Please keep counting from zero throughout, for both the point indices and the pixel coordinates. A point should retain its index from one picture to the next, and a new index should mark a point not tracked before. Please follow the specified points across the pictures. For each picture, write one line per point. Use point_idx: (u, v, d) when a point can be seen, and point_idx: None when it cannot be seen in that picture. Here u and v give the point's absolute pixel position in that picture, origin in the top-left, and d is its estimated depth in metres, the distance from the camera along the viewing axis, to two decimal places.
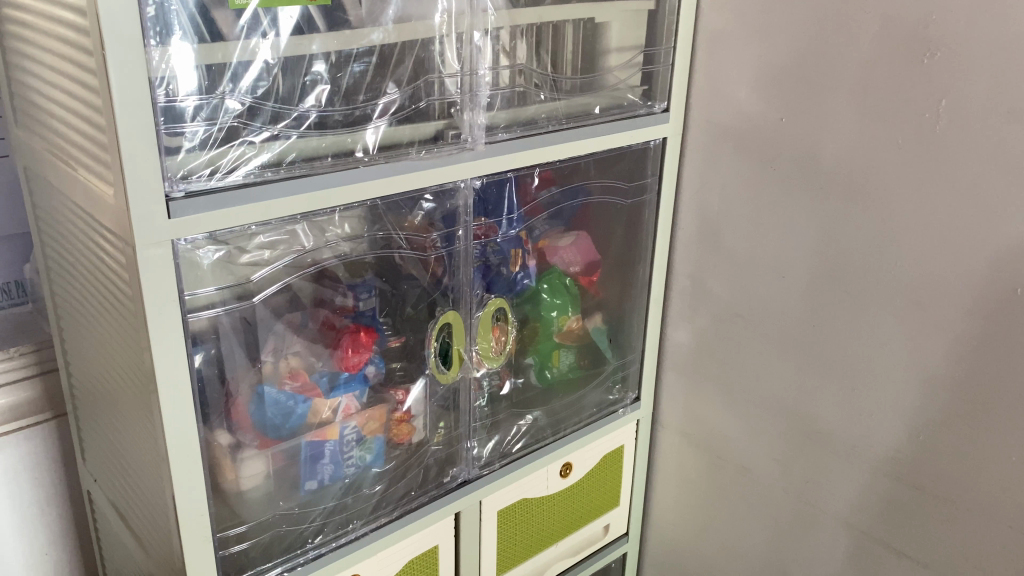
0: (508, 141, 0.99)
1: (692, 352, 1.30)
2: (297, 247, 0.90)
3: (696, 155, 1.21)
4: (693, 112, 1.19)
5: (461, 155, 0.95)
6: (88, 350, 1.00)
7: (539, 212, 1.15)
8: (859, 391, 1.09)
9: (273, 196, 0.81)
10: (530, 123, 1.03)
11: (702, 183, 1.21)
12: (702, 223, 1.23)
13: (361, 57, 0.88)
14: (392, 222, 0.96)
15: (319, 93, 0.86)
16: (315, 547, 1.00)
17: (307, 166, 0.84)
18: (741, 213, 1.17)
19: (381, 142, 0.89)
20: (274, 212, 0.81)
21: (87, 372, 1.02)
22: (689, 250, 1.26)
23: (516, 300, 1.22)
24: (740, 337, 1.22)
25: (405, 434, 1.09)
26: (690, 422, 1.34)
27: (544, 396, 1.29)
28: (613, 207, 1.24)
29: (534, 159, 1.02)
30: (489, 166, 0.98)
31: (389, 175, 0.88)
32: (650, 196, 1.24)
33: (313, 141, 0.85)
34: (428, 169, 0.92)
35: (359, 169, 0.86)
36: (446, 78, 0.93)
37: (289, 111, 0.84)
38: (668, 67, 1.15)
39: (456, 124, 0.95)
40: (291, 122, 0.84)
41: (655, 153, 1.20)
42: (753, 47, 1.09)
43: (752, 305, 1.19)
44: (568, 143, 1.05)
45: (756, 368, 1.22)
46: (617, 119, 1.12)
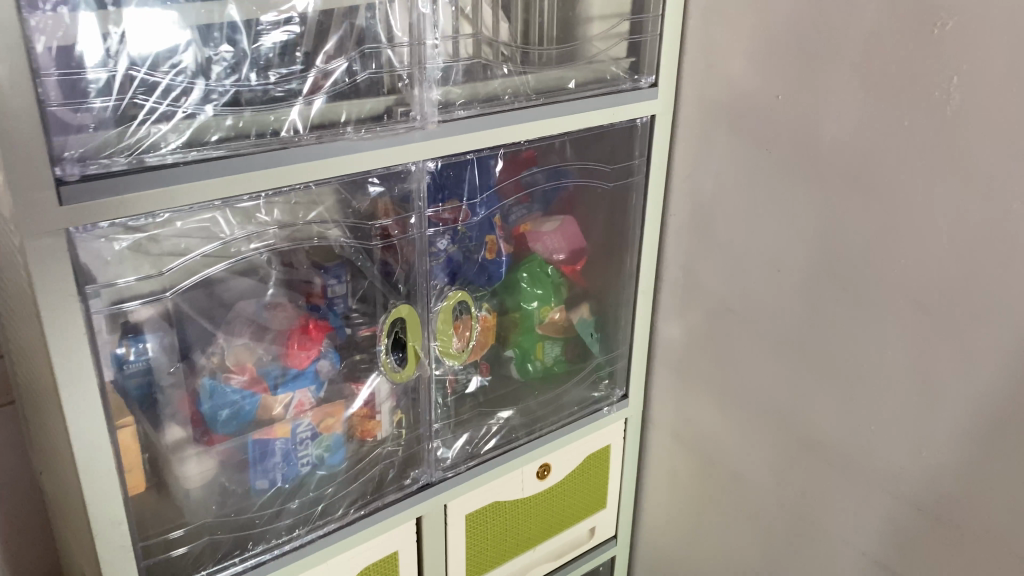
0: (465, 119, 0.90)
1: (684, 349, 1.21)
2: (213, 237, 0.82)
3: (688, 135, 1.10)
4: (684, 87, 1.08)
5: (410, 134, 0.86)
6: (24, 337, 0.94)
7: (518, 191, 1.07)
8: (856, 399, 0.99)
9: (185, 179, 0.73)
10: (492, 99, 0.94)
11: (694, 165, 1.11)
12: (695, 209, 1.13)
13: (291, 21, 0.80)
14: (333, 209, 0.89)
15: (232, 65, 0.78)
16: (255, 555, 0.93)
17: (223, 147, 0.76)
18: (735, 199, 1.07)
19: (311, 120, 0.81)
20: (184, 198, 0.73)
21: (22, 363, 0.96)
22: (680, 238, 1.16)
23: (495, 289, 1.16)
24: (733, 334, 1.12)
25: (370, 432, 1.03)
26: (682, 422, 1.24)
27: (519, 394, 1.20)
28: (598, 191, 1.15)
29: (496, 140, 0.93)
30: (440, 145, 0.88)
31: (322, 156, 0.80)
32: (638, 179, 1.13)
33: (231, 119, 0.77)
34: (368, 150, 0.83)
35: (285, 149, 0.78)
36: (393, 49, 0.85)
37: (199, 85, 0.76)
38: (655, 37, 1.04)
39: (402, 99, 0.86)
40: (203, 98, 0.76)
41: (642, 133, 1.10)
42: (746, 15, 0.97)
43: (745, 300, 1.09)
44: (535, 123, 0.95)
45: (749, 369, 1.12)
46: (595, 95, 1.02)
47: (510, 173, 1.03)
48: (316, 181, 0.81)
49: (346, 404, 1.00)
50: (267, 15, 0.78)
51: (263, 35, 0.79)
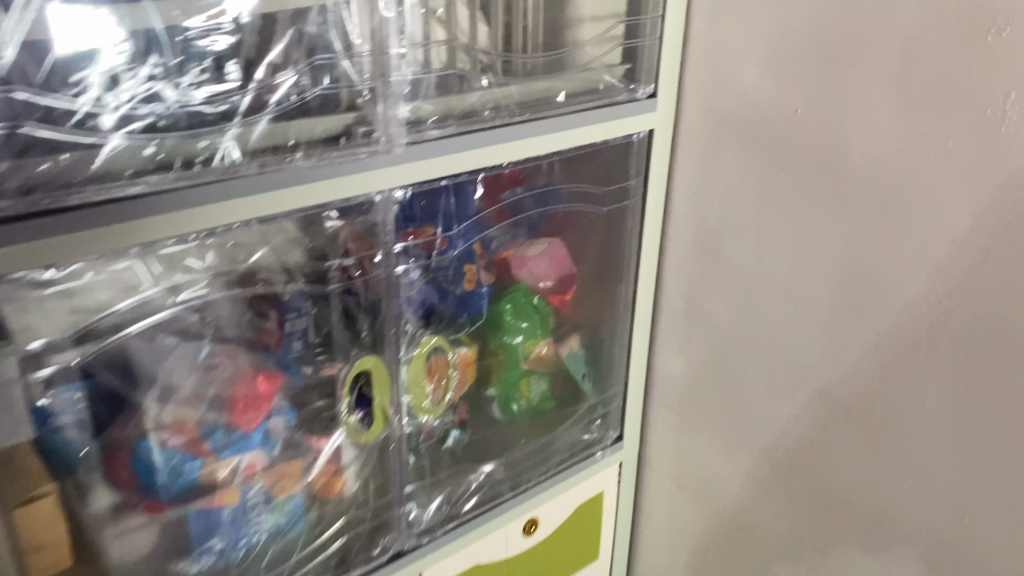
0: (439, 140, 0.76)
1: (685, 387, 1.09)
2: (134, 289, 0.69)
3: (690, 152, 0.98)
4: (687, 98, 0.96)
5: (374, 158, 0.72)
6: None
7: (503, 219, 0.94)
8: (886, 452, 0.87)
9: (92, 221, 0.58)
10: (469, 114, 0.80)
11: (697, 185, 0.98)
12: (697, 234, 1.00)
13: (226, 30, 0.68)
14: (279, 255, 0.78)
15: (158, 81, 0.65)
16: None
17: (142, 181, 0.61)
18: (744, 224, 0.94)
19: (252, 147, 0.67)
20: (93, 248, 0.59)
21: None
22: (681, 266, 1.04)
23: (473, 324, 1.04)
24: (742, 373, 1.00)
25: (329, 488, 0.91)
26: (683, 466, 1.12)
27: (501, 442, 1.08)
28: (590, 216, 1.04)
29: (475, 162, 0.79)
30: (407, 169, 0.75)
31: (267, 185, 0.66)
32: (634, 202, 1.01)
33: (152, 147, 0.64)
34: (322, 178, 0.69)
35: (221, 182, 0.63)
36: (352, 60, 0.72)
37: (111, 107, 0.63)
38: (654, 41, 0.91)
39: (364, 117, 0.73)
40: (115, 122, 0.63)
41: (639, 149, 0.98)
42: (760, 16, 0.85)
43: (757, 337, 0.97)
44: (519, 142, 0.82)
45: (760, 412, 1.00)
46: (587, 107, 0.89)
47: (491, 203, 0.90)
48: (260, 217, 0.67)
49: (304, 462, 0.86)
50: (199, 20, 0.66)
51: (193, 45, 0.67)
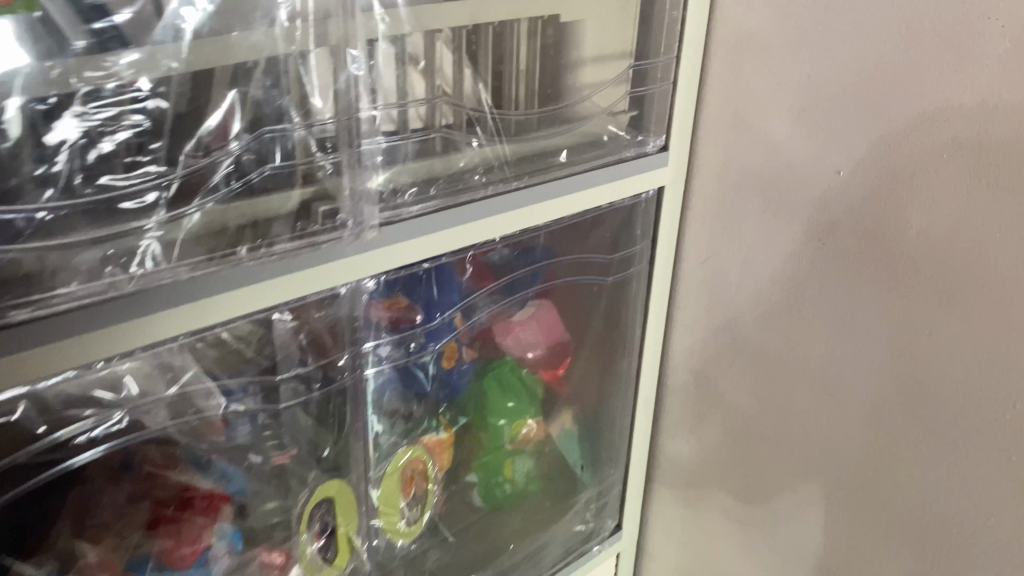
0: (419, 218, 0.61)
1: (695, 472, 0.95)
2: (22, 440, 0.52)
3: (705, 212, 0.84)
4: (701, 151, 0.82)
5: (335, 246, 0.57)
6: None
7: (488, 280, 0.78)
8: (940, 569, 0.75)
9: None
10: (456, 181, 0.65)
11: (712, 250, 0.85)
12: (712, 304, 0.87)
13: (143, 97, 0.53)
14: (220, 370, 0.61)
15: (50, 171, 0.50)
16: None
17: (28, 300, 0.46)
18: (770, 297, 0.81)
19: (180, 241, 0.52)
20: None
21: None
22: (692, 338, 0.90)
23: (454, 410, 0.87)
24: (763, 462, 0.87)
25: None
26: (689, 558, 0.99)
27: (493, 545, 0.93)
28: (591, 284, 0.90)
29: (463, 240, 0.65)
30: (377, 257, 0.60)
31: (192, 293, 0.51)
32: (639, 269, 0.87)
33: (46, 254, 0.48)
34: (266, 279, 0.54)
35: (134, 295, 0.49)
36: (313, 126, 0.57)
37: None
38: (668, 86, 0.78)
39: (326, 195, 0.57)
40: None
41: (646, 207, 0.84)
42: (795, 62, 0.72)
43: (784, 425, 0.84)
44: (516, 213, 0.68)
45: (786, 510, 0.86)
46: (592, 166, 0.74)
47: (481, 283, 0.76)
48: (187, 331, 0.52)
49: None
50: (106, 83, 0.50)
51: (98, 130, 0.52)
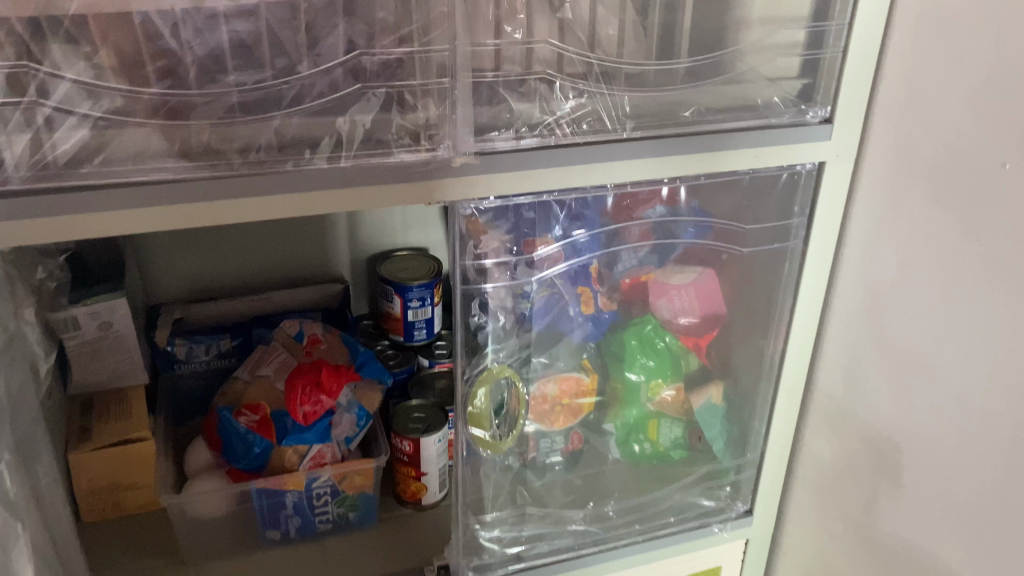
0: (514, 152, 0.66)
1: (833, 473, 0.89)
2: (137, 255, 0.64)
3: (869, 196, 0.78)
4: (875, 128, 0.76)
5: (432, 167, 0.64)
6: (92, 328, 0.89)
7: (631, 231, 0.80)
8: None
9: (108, 202, 0.57)
10: (557, 124, 0.68)
11: (875, 239, 0.78)
12: (868, 296, 0.80)
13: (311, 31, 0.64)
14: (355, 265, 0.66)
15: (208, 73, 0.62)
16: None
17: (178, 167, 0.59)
18: (920, 297, 0.74)
19: (296, 141, 0.62)
20: (111, 228, 0.58)
21: (74, 350, 0.90)
22: (846, 330, 0.84)
23: (594, 350, 0.95)
24: (898, 475, 0.80)
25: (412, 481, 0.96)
26: (816, 560, 0.94)
27: (599, 488, 0.97)
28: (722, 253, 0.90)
29: (565, 178, 0.68)
30: (467, 182, 0.66)
31: (301, 186, 0.61)
32: (795, 244, 0.83)
33: (191, 132, 0.61)
34: (358, 183, 0.63)
35: (250, 176, 0.60)
36: (425, 57, 0.63)
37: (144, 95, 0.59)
38: (838, 53, 0.73)
39: (427, 121, 0.65)
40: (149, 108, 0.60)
41: (806, 182, 0.80)
42: (976, 34, 0.64)
43: (916, 440, 0.77)
44: (631, 161, 0.69)
45: (915, 532, 0.78)
46: (732, 127, 0.73)
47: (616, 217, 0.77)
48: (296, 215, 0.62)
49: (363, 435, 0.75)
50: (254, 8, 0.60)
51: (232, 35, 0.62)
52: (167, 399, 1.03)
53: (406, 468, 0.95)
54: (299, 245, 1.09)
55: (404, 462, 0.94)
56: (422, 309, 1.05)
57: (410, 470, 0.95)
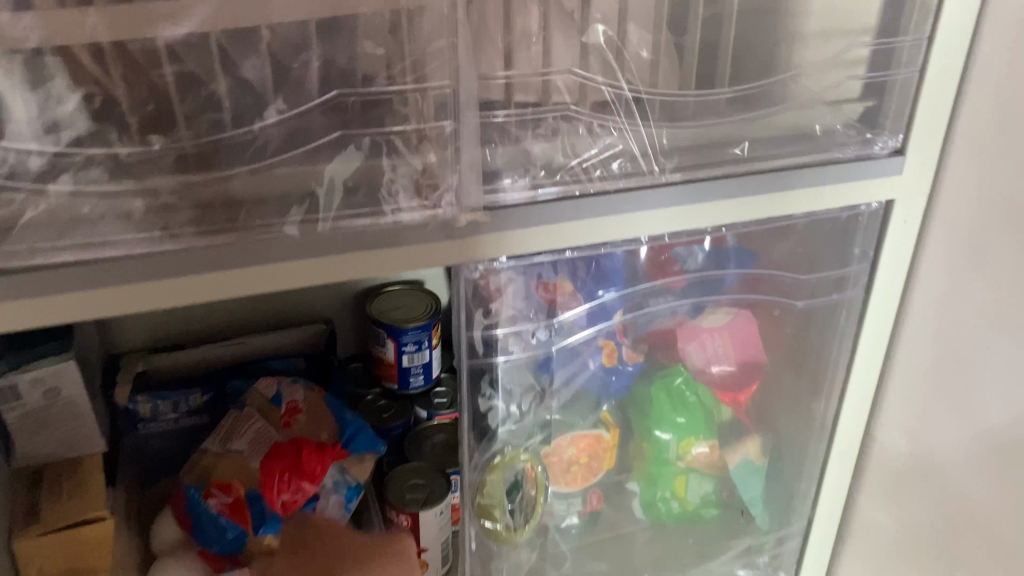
0: (526, 208, 0.55)
1: (890, 547, 0.79)
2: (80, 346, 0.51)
3: (946, 239, 0.66)
4: (954, 161, 0.64)
5: (430, 228, 0.53)
6: (36, 398, 0.76)
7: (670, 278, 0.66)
8: None
9: (28, 286, 0.46)
10: (584, 169, 0.57)
11: (948, 288, 0.67)
12: (942, 355, 0.69)
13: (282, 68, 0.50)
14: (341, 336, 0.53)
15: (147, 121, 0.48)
16: None
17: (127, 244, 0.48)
18: (1012, 364, 0.62)
19: (264, 203, 0.50)
20: (32, 317, 0.47)
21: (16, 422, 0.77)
22: (912, 389, 0.73)
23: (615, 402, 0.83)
24: (977, 561, 0.69)
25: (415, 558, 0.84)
26: None
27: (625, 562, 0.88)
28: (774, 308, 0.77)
29: (585, 236, 0.57)
30: (476, 243, 0.55)
31: (268, 257, 0.50)
32: (854, 293, 0.71)
33: (135, 199, 0.48)
34: (341, 251, 0.51)
35: (207, 249, 0.49)
36: (421, 96, 0.50)
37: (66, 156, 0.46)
38: (916, 73, 0.61)
39: (424, 173, 0.52)
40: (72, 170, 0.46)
41: (869, 222, 0.68)
42: None
43: (999, 526, 0.66)
44: (663, 211, 0.58)
45: None
46: (788, 164, 0.61)
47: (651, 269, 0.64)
48: (266, 290, 0.51)
49: None
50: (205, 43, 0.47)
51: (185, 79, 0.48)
52: (133, 462, 0.90)
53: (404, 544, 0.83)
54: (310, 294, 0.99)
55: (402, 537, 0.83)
56: (418, 353, 0.93)
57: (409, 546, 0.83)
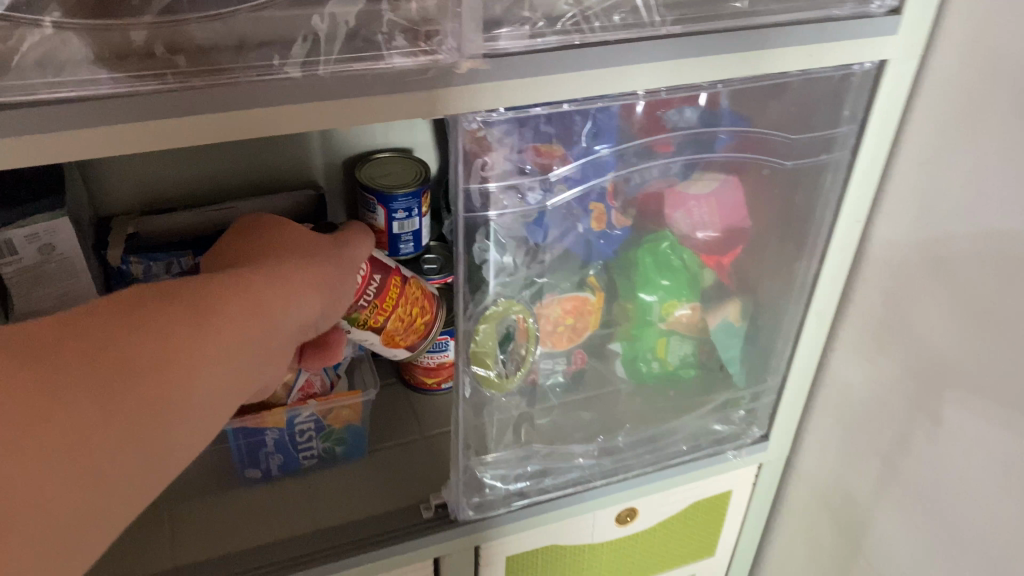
0: (532, 52, 0.55)
1: (865, 404, 0.83)
2: None
3: (934, 100, 0.68)
4: (948, 22, 0.65)
5: (433, 76, 0.53)
6: (30, 253, 0.77)
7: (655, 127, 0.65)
8: None
9: (48, 128, 0.46)
10: (585, 18, 0.56)
11: (938, 146, 0.69)
12: (923, 214, 0.71)
13: None
14: (348, 122, 0.52)
15: None
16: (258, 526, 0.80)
17: (124, 81, 0.47)
18: (990, 224, 0.65)
19: (270, 42, 0.49)
20: (51, 157, 0.47)
21: (9, 280, 0.77)
22: (890, 251, 0.76)
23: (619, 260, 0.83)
24: (939, 408, 0.74)
25: (396, 344, 0.74)
26: (834, 481, 0.90)
27: (609, 417, 0.89)
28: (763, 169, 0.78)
29: (586, 87, 0.57)
30: (477, 92, 0.54)
31: (284, 95, 0.50)
32: (841, 155, 0.72)
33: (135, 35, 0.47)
34: (352, 95, 0.51)
35: (220, 88, 0.48)
36: None
37: None
38: None
39: (423, 15, 0.52)
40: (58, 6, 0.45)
41: (860, 83, 0.68)
42: None
43: (976, 380, 0.70)
44: (666, 66, 0.58)
45: (954, 469, 0.74)
46: (792, 18, 0.61)
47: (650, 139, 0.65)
48: (279, 125, 0.51)
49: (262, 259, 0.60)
50: None
51: None
52: None
53: (375, 316, 0.70)
54: (278, 151, 0.96)
55: (382, 301, 0.70)
56: (408, 220, 0.94)
57: (389, 306, 0.71)
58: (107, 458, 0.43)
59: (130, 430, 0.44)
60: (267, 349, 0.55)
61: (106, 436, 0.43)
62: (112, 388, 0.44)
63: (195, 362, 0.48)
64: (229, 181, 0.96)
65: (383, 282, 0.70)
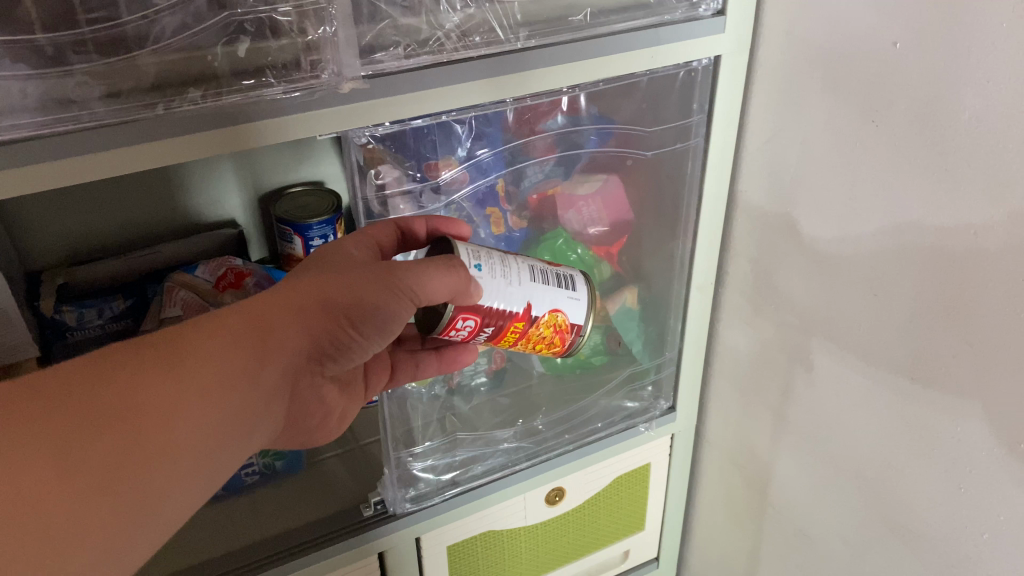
0: (406, 72, 0.63)
1: (751, 364, 0.93)
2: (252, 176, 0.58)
3: (767, 85, 0.79)
4: (767, 18, 0.76)
5: (322, 99, 0.61)
6: None
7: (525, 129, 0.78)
8: (961, 491, 0.71)
9: None
10: (449, 39, 0.65)
11: (774, 126, 0.79)
12: (772, 188, 0.82)
13: None
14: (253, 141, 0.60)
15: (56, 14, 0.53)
16: (207, 540, 0.85)
17: (38, 125, 0.53)
18: (822, 187, 0.76)
19: (173, 80, 0.56)
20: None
21: None
22: (751, 224, 0.86)
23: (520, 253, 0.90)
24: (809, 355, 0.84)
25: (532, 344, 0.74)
26: (738, 440, 0.99)
27: (527, 404, 0.97)
28: (627, 158, 0.87)
29: (458, 99, 0.66)
30: (362, 109, 0.62)
31: (193, 123, 0.57)
32: (696, 142, 0.82)
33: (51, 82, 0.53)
34: (253, 118, 0.59)
35: (132, 124, 0.55)
36: None
37: None
38: None
39: (306, 46, 0.60)
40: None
41: (703, 76, 0.78)
42: None
43: (833, 325, 0.80)
44: (525, 75, 0.67)
45: (828, 408, 0.84)
46: (631, 25, 0.71)
47: (517, 132, 0.77)
48: (193, 151, 0.58)
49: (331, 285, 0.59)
50: None
51: None
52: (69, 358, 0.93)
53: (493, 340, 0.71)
54: (197, 193, 1.03)
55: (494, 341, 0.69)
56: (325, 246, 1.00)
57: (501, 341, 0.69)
58: (73, 507, 0.42)
59: (98, 483, 0.43)
60: (269, 372, 0.54)
61: (74, 488, 0.42)
62: (77, 442, 0.43)
63: (161, 406, 0.46)
64: (152, 225, 1.02)
65: (499, 332, 0.68)
